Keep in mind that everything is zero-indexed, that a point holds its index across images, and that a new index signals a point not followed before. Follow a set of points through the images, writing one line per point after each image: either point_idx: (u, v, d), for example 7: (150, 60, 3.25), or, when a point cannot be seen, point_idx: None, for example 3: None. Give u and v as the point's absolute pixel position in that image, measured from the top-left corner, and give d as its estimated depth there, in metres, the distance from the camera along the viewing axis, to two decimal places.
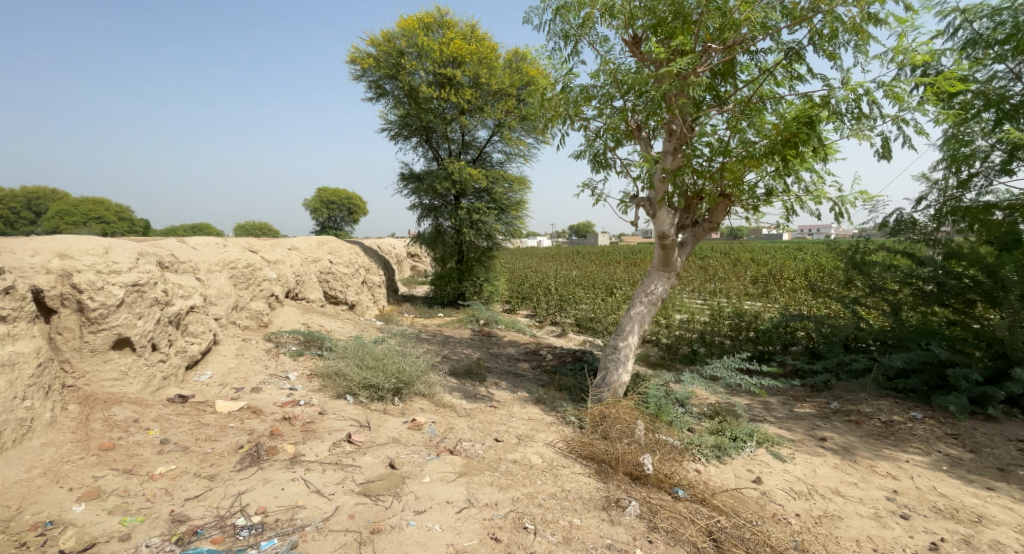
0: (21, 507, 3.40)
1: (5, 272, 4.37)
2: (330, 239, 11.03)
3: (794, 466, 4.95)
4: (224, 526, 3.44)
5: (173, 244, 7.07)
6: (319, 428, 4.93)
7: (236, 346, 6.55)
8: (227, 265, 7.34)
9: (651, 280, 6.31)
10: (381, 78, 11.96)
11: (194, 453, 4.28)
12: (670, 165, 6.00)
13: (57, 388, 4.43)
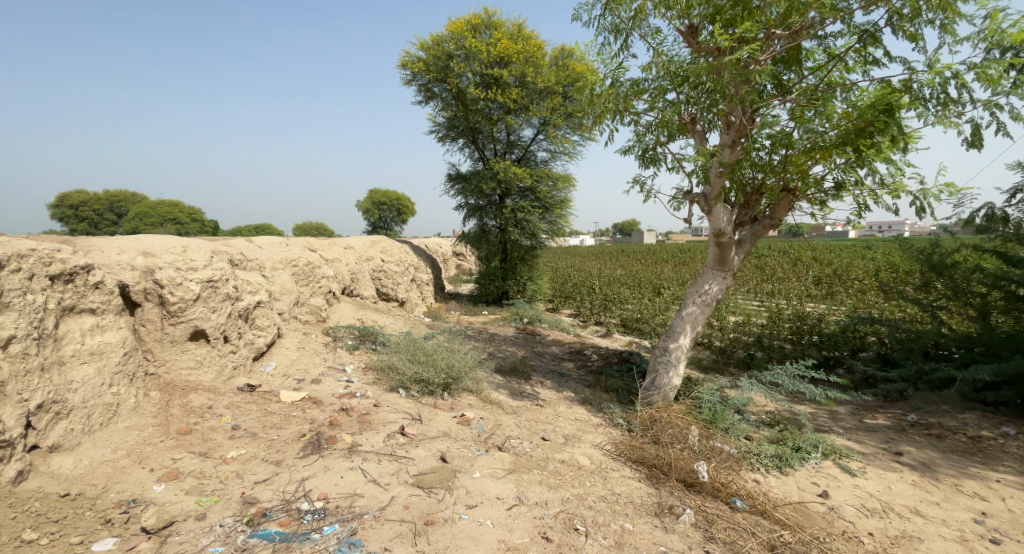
0: (111, 484, 3.69)
1: (96, 268, 4.76)
2: (384, 238, 11.32)
3: (867, 481, 4.65)
4: (289, 510, 3.60)
5: (242, 243, 7.46)
6: (374, 420, 5.07)
7: (298, 340, 6.84)
8: (290, 263, 7.68)
9: (705, 280, 6.06)
10: (430, 81, 12.13)
11: (261, 439, 4.51)
12: (729, 159, 5.74)
13: (142, 375, 4.78)
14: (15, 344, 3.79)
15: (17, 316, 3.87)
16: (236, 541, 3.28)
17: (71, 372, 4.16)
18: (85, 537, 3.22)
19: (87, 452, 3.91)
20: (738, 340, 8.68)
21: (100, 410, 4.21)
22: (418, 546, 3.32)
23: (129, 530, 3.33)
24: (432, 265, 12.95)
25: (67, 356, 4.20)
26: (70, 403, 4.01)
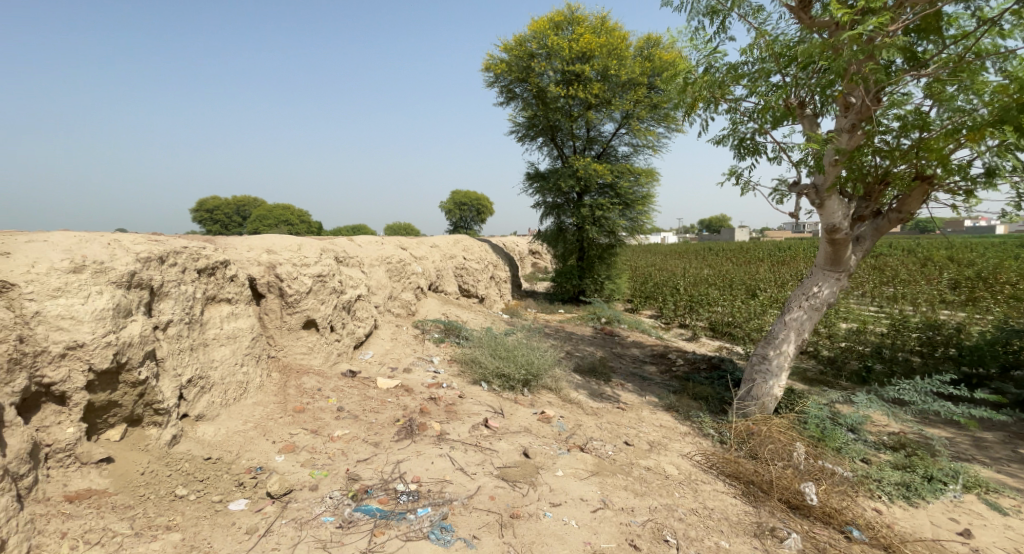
0: (242, 452, 4.20)
1: (231, 264, 5.42)
2: (466, 237, 11.62)
3: (1020, 523, 4.07)
4: (388, 489, 3.90)
5: (344, 240, 8.05)
6: (460, 410, 5.30)
7: (392, 331, 7.29)
8: (385, 260, 8.17)
9: (815, 281, 5.60)
10: (511, 82, 12.27)
11: (362, 421, 4.90)
12: (847, 144, 5.19)
13: (266, 357, 5.37)
14: (171, 327, 4.45)
15: (173, 303, 4.52)
16: (343, 514, 3.61)
17: (212, 352, 4.78)
18: (223, 496, 3.71)
19: (223, 422, 4.49)
20: (853, 351, 7.90)
21: (234, 387, 4.80)
22: (505, 538, 3.44)
23: (256, 494, 3.78)
24: (511, 264, 12.92)
25: (209, 338, 4.83)
26: (210, 379, 4.61)
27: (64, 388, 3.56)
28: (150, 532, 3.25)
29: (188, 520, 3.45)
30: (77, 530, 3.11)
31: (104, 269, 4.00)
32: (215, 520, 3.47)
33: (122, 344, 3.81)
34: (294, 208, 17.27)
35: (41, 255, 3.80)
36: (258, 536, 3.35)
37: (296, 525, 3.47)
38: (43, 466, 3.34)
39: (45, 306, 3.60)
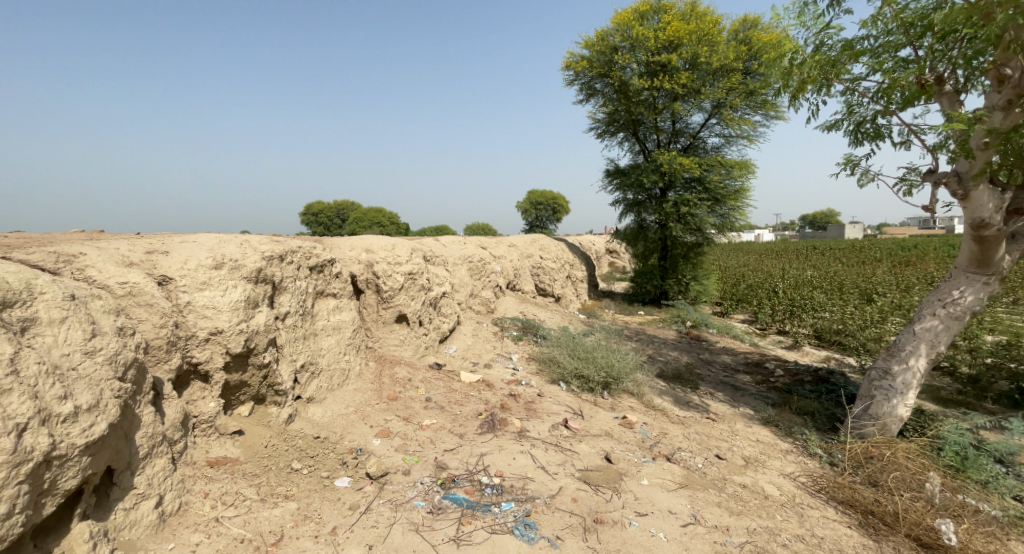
0: (344, 434, 4.62)
1: (336, 262, 5.94)
2: (543, 236, 11.69)
3: None
4: (473, 480, 4.11)
5: (430, 241, 8.42)
6: (539, 408, 5.43)
7: (473, 327, 7.57)
8: (466, 260, 8.41)
9: (955, 286, 5.05)
10: (592, 78, 12.14)
11: (448, 412, 5.18)
12: (1000, 125, 4.54)
13: (365, 347, 5.82)
14: (288, 318, 4.98)
15: (289, 297, 5.05)
16: (433, 500, 3.87)
17: (320, 341, 5.28)
18: (330, 473, 4.11)
19: (328, 405, 4.95)
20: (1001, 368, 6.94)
21: (338, 373, 5.27)
22: (589, 542, 3.50)
23: (357, 474, 4.14)
24: (587, 263, 12.72)
25: (318, 328, 5.34)
26: (319, 366, 5.10)
27: (208, 368, 4.12)
28: (272, 499, 3.68)
29: (302, 491, 3.85)
30: (217, 491, 3.61)
31: (238, 266, 4.54)
32: (324, 495, 3.85)
33: (251, 331, 4.36)
34: (385, 210, 18.21)
35: (190, 253, 4.39)
36: (359, 514, 3.68)
37: (392, 506, 3.76)
38: (191, 434, 3.91)
39: (194, 297, 4.17)
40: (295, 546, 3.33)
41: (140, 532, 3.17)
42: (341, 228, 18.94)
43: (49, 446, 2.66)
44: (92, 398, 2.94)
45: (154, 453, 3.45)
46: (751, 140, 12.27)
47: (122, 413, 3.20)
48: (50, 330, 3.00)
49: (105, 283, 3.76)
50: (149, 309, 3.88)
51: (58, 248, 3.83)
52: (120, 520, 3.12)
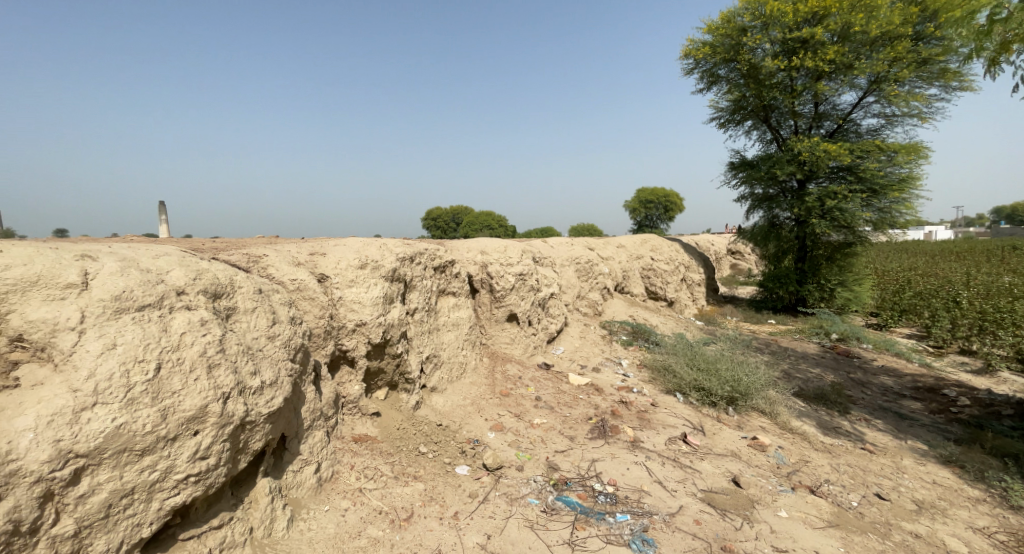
0: (463, 423, 4.99)
1: (455, 263, 6.33)
2: (654, 235, 11.35)
3: None
4: (585, 485, 4.20)
5: (538, 243, 8.52)
6: (653, 419, 5.37)
7: (581, 329, 7.63)
8: (574, 261, 8.36)
9: None
10: (715, 64, 11.56)
11: (558, 413, 5.34)
12: None
13: (479, 343, 6.17)
14: (416, 314, 5.45)
15: (418, 294, 5.51)
16: (547, 499, 4.03)
17: (442, 335, 5.70)
18: (451, 459, 4.44)
19: (448, 396, 5.37)
20: None
21: (456, 366, 5.67)
22: None
23: (475, 464, 4.44)
24: (705, 265, 12.19)
25: (441, 324, 5.78)
26: (441, 358, 5.54)
27: (354, 354, 4.68)
28: (403, 478, 4.09)
29: (429, 474, 4.21)
30: (360, 464, 4.10)
31: (378, 266, 5.06)
32: (447, 479, 4.18)
33: (388, 324, 4.87)
34: (495, 214, 18.85)
35: (343, 254, 4.98)
36: (478, 502, 3.95)
37: (507, 500, 3.99)
38: (341, 412, 4.47)
39: (344, 292, 4.74)
40: (423, 524, 3.66)
41: (303, 492, 3.71)
42: (456, 231, 20.07)
43: (243, 413, 3.05)
44: (273, 376, 3.38)
45: (313, 426, 4.03)
46: (924, 117, 10.71)
47: (292, 392, 3.64)
48: (245, 318, 3.51)
49: (279, 278, 4.44)
50: (311, 301, 4.53)
51: (243, 251, 4.59)
52: (290, 479, 3.69)
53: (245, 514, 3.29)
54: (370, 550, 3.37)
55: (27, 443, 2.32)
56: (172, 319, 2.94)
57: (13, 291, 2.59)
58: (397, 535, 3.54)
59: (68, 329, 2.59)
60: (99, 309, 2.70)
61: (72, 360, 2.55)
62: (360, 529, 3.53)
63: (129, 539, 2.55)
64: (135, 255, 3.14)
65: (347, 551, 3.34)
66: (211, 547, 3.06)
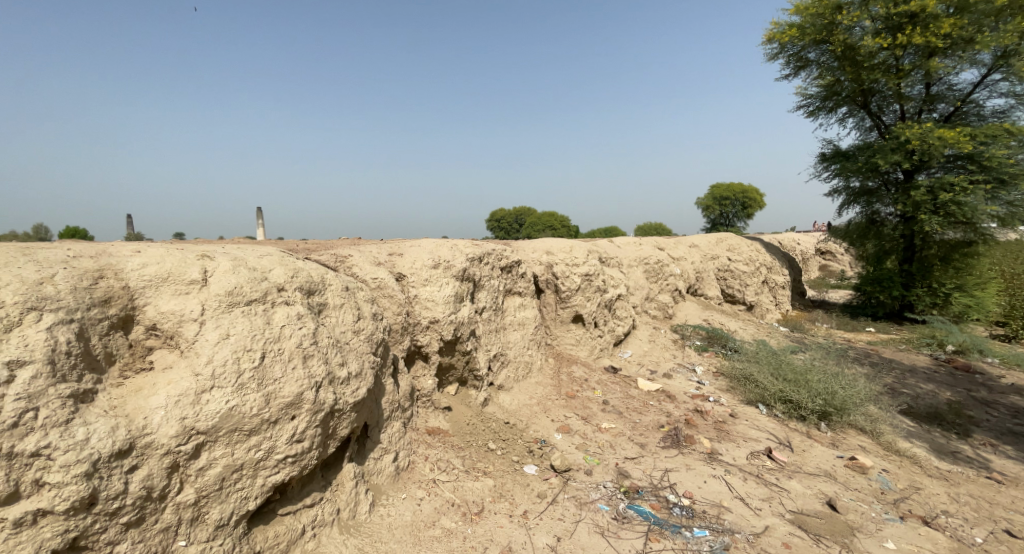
0: (530, 423, 5.08)
1: (522, 263, 6.37)
2: (730, 234, 10.76)
3: None
4: (658, 495, 4.12)
5: (605, 243, 8.43)
6: (733, 431, 5.18)
7: (649, 332, 7.50)
8: (642, 261, 8.22)
9: None
10: (803, 48, 10.77)
11: (627, 419, 5.30)
12: None
13: (545, 344, 6.22)
14: (485, 312, 5.58)
15: (486, 293, 5.64)
16: (617, 505, 3.99)
17: (508, 334, 5.79)
18: (520, 457, 4.51)
19: (515, 394, 5.47)
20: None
21: (523, 365, 5.75)
22: None
23: (543, 464, 4.48)
24: (790, 264, 11.59)
25: (507, 323, 5.87)
26: (508, 356, 5.64)
27: (428, 350, 4.90)
28: (474, 472, 4.20)
29: (498, 470, 4.30)
30: (433, 456, 4.28)
31: (450, 265, 5.23)
32: (516, 478, 4.26)
33: (459, 321, 5.03)
34: (558, 213, 18.84)
35: (418, 255, 5.20)
36: (547, 503, 3.99)
37: (577, 503, 3.99)
38: (416, 404, 4.67)
39: (420, 290, 4.97)
40: (493, 520, 3.75)
41: (383, 479, 3.92)
42: (518, 231, 20.34)
43: (333, 401, 3.27)
44: (358, 367, 3.59)
45: (393, 416, 4.25)
46: None
47: (374, 384, 3.85)
48: (334, 313, 3.77)
49: (361, 277, 4.73)
50: (391, 299, 4.78)
51: (330, 252, 4.95)
52: (372, 466, 3.91)
53: (333, 496, 3.53)
54: (444, 541, 3.51)
55: (157, 419, 2.59)
56: (273, 313, 3.20)
57: (148, 286, 2.93)
58: (469, 528, 3.64)
59: (191, 320, 2.91)
60: (215, 303, 3.01)
61: (194, 348, 2.86)
62: (434, 519, 3.67)
63: (238, 510, 2.81)
64: (244, 255, 3.46)
65: (423, 540, 3.49)
66: (304, 523, 3.30)
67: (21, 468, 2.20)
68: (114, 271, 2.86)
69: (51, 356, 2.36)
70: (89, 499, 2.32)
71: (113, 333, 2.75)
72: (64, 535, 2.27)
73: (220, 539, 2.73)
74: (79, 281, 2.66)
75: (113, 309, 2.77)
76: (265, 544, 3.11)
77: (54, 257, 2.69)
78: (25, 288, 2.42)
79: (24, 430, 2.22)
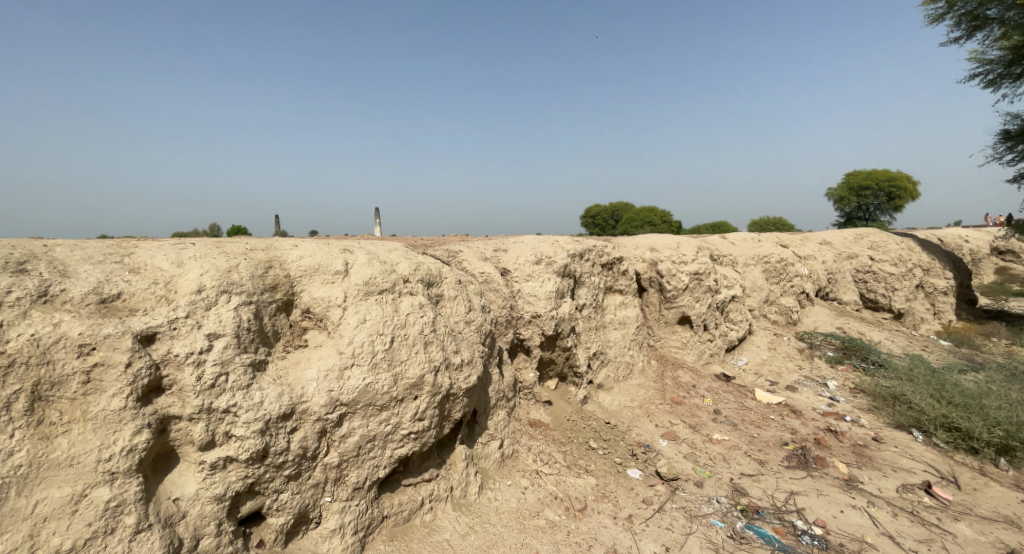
0: (632, 426, 4.92)
1: (623, 259, 5.96)
2: (872, 231, 9.30)
3: None
4: (783, 519, 3.77)
5: (717, 239, 7.86)
6: (877, 458, 4.55)
7: (769, 339, 6.83)
8: (762, 260, 7.49)
9: None
10: (982, 3, 8.67)
11: (742, 432, 4.95)
12: None
13: (647, 345, 5.93)
14: (585, 309, 5.33)
15: (587, 290, 5.36)
16: (733, 524, 3.74)
17: (609, 333, 5.54)
18: (622, 460, 4.40)
19: (616, 395, 5.32)
20: None
21: (623, 366, 5.52)
22: None
23: (648, 469, 4.34)
24: (954, 267, 10.05)
25: (608, 321, 5.61)
26: (608, 356, 5.41)
27: (530, 343, 4.84)
28: (575, 469, 4.17)
29: (600, 470, 4.23)
30: (536, 447, 4.32)
31: (551, 261, 5.06)
32: (619, 480, 4.15)
33: (561, 317, 4.88)
34: (658, 209, 18.22)
35: (521, 251, 5.15)
36: (654, 510, 3.85)
37: (687, 515, 3.80)
38: (518, 396, 4.70)
39: (522, 286, 4.90)
40: (597, 519, 3.68)
41: (490, 464, 4.05)
42: (615, 227, 20.05)
43: (449, 386, 3.51)
44: (469, 355, 3.78)
45: (498, 405, 4.33)
46: None
47: (484, 372, 4.03)
48: (449, 304, 4.01)
49: (470, 271, 4.82)
50: (496, 292, 4.79)
51: (441, 249, 5.15)
52: (480, 450, 4.05)
53: (447, 473, 3.70)
54: (548, 532, 3.52)
55: (312, 390, 3.00)
56: (400, 301, 3.53)
57: (304, 275, 3.38)
58: (573, 523, 3.62)
59: (337, 305, 3.32)
60: (355, 291, 3.40)
61: (339, 330, 3.26)
62: (538, 510, 3.70)
63: (371, 476, 3.18)
64: (377, 250, 3.84)
65: (528, 528, 3.53)
66: (423, 496, 3.50)
67: (216, 421, 2.69)
68: (280, 262, 3.34)
69: (237, 331, 2.84)
70: (262, 452, 2.77)
71: (278, 314, 3.21)
72: (245, 479, 2.74)
73: (357, 499, 3.11)
74: (256, 270, 3.14)
75: (279, 293, 3.24)
76: (391, 510, 3.34)
77: (237, 249, 3.21)
78: (219, 274, 2.94)
79: (219, 390, 2.71)
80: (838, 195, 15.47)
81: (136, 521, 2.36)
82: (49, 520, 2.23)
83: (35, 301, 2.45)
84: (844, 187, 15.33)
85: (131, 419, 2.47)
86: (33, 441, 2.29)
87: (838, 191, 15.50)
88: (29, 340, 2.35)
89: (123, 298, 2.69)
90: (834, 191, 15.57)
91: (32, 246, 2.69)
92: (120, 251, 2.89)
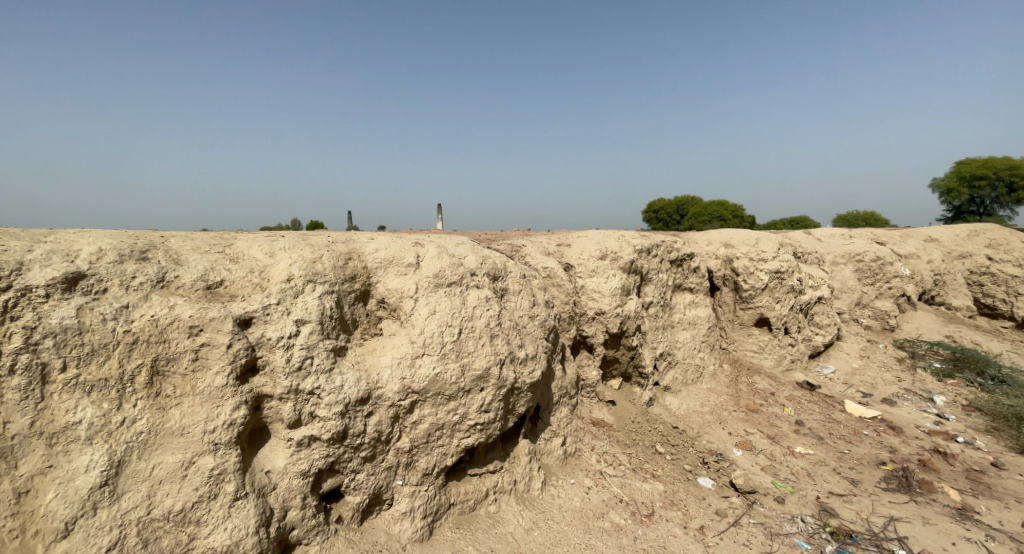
0: (702, 432, 4.77)
1: (694, 256, 5.77)
2: (989, 226, 8.09)
3: None
4: (880, 546, 3.52)
5: (799, 236, 7.46)
6: (997, 487, 4.16)
7: (860, 346, 6.37)
8: (853, 258, 7.00)
9: None
10: None
11: (830, 446, 4.69)
12: None
13: (719, 348, 5.73)
14: (651, 307, 5.21)
15: (654, 287, 5.24)
16: (821, 546, 3.55)
17: (677, 333, 5.41)
18: (692, 467, 4.29)
19: (683, 398, 5.18)
20: None
21: (692, 368, 5.38)
22: None
23: (720, 479, 4.20)
24: None
25: (676, 321, 5.47)
26: (676, 357, 5.29)
27: (593, 341, 4.76)
28: (642, 473, 4.10)
29: (668, 476, 4.14)
30: (600, 447, 4.28)
31: (617, 257, 4.94)
32: (689, 488, 4.05)
33: (626, 315, 4.76)
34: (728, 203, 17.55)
35: (586, 246, 5.05)
36: (729, 524, 3.73)
37: (766, 533, 3.65)
38: (581, 393, 4.68)
39: (586, 282, 4.82)
40: (665, 527, 3.61)
41: (553, 461, 4.05)
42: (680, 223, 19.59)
43: (513, 380, 3.52)
44: (534, 350, 3.76)
45: (561, 401, 4.32)
46: None
47: (548, 367, 4.00)
48: (513, 298, 3.99)
49: (532, 266, 4.80)
50: (559, 288, 4.75)
51: (505, 243, 5.17)
52: (543, 446, 4.07)
53: (510, 467, 3.72)
54: (614, 535, 3.49)
55: (386, 376, 3.13)
56: (468, 294, 3.60)
57: (380, 266, 3.53)
58: (639, 529, 3.56)
59: (408, 296, 3.44)
60: (426, 284, 3.51)
61: (411, 320, 3.38)
62: (603, 511, 3.67)
63: (438, 463, 3.28)
64: (445, 243, 3.94)
65: (592, 529, 3.51)
66: (487, 487, 3.56)
67: (302, 401, 2.88)
68: (358, 254, 3.51)
69: (321, 319, 3.01)
70: (342, 433, 2.94)
71: (356, 303, 3.38)
72: (326, 458, 2.92)
73: (426, 484, 3.23)
74: (337, 261, 3.32)
75: (358, 284, 3.41)
76: (457, 498, 3.41)
77: (321, 242, 3.40)
78: (306, 264, 3.13)
79: (305, 372, 2.90)
80: (948, 185, 14.24)
81: (235, 490, 2.57)
82: (163, 483, 2.48)
83: (154, 286, 2.71)
84: (954, 177, 14.08)
85: (231, 395, 2.69)
86: (151, 411, 2.55)
87: (947, 181, 14.28)
88: (150, 320, 2.61)
89: (225, 285, 2.91)
90: (941, 183, 14.41)
91: (152, 237, 2.98)
92: (222, 242, 3.13)
